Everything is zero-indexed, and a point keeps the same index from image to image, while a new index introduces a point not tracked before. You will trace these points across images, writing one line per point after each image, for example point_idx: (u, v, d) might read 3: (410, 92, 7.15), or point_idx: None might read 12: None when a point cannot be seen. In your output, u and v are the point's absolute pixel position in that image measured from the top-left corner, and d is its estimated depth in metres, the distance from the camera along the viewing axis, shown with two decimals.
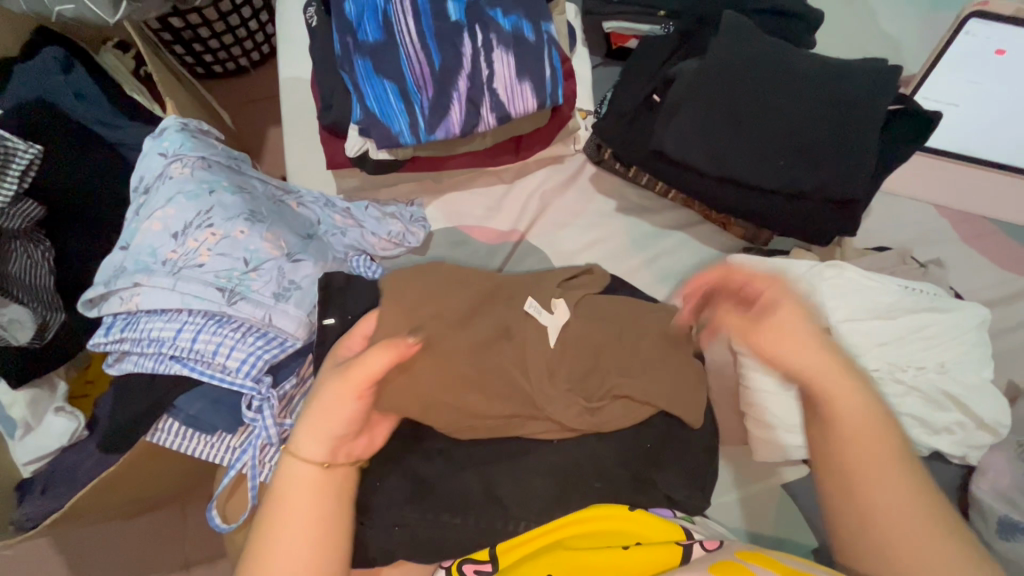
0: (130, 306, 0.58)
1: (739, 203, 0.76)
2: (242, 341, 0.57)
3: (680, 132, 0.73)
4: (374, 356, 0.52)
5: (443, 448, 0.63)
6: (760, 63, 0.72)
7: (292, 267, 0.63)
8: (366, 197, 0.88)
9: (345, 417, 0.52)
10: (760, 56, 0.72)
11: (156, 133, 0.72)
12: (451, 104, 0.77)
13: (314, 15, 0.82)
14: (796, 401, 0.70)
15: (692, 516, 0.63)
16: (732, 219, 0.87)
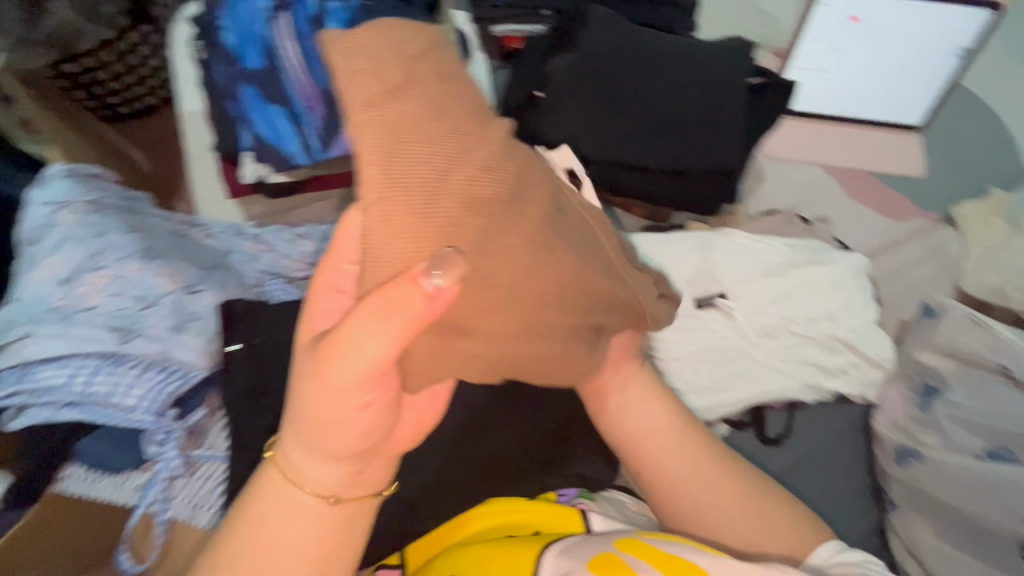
0: (18, 360, 0.57)
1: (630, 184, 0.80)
2: (139, 377, 0.57)
3: (564, 124, 0.76)
4: (367, 338, 0.39)
5: None
6: (627, 51, 0.77)
7: (190, 297, 0.65)
8: (276, 222, 0.88)
9: (348, 427, 0.43)
10: (627, 46, 0.77)
11: (40, 182, 0.72)
12: (343, 121, 0.78)
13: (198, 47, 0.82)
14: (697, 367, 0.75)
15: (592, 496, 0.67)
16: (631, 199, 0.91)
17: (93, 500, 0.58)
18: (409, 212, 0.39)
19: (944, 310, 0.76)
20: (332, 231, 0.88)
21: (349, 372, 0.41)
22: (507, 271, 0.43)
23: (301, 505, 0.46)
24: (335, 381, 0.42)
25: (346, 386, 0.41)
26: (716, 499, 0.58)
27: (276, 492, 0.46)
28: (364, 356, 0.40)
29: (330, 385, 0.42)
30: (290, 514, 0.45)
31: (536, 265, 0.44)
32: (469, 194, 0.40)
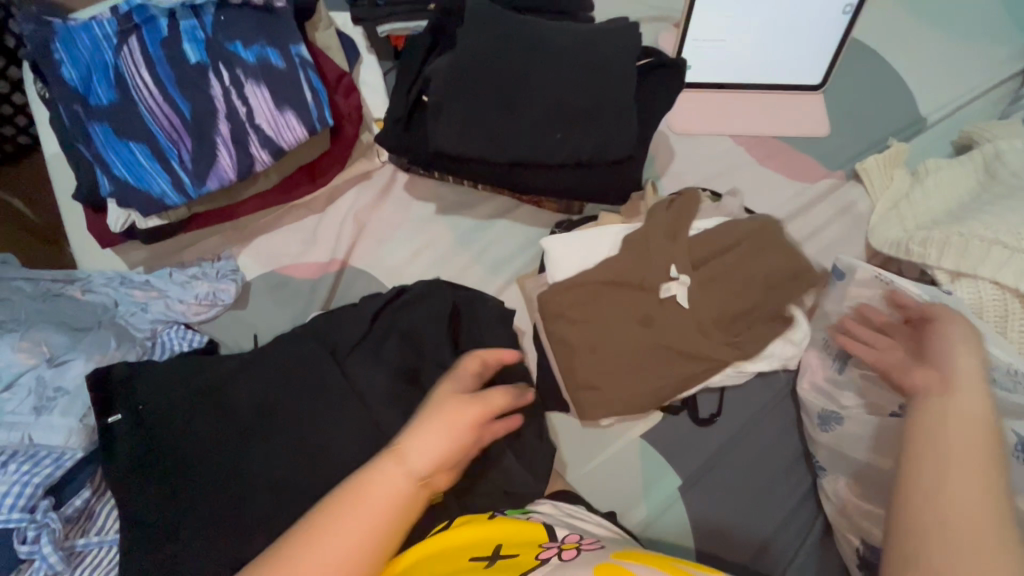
0: None
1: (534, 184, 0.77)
2: (1, 473, 0.54)
3: (452, 128, 0.72)
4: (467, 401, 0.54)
5: None
6: (509, 45, 0.73)
7: (55, 371, 0.61)
8: (168, 264, 0.82)
9: (435, 462, 0.50)
10: (508, 40, 0.73)
11: None
12: (216, 150, 0.72)
13: (41, 87, 0.74)
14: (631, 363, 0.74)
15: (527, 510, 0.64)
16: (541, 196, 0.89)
17: None
18: (584, 345, 0.74)
19: (852, 270, 0.78)
20: (232, 266, 0.82)
21: (474, 417, 0.54)
22: (629, 361, 0.74)
23: (379, 509, 0.47)
24: (454, 416, 0.53)
25: (445, 433, 0.51)
26: (981, 525, 0.42)
27: (389, 489, 0.48)
28: (464, 417, 0.53)
29: (444, 418, 0.52)
30: (372, 510, 0.47)
31: (642, 350, 0.74)
32: (606, 336, 0.75)
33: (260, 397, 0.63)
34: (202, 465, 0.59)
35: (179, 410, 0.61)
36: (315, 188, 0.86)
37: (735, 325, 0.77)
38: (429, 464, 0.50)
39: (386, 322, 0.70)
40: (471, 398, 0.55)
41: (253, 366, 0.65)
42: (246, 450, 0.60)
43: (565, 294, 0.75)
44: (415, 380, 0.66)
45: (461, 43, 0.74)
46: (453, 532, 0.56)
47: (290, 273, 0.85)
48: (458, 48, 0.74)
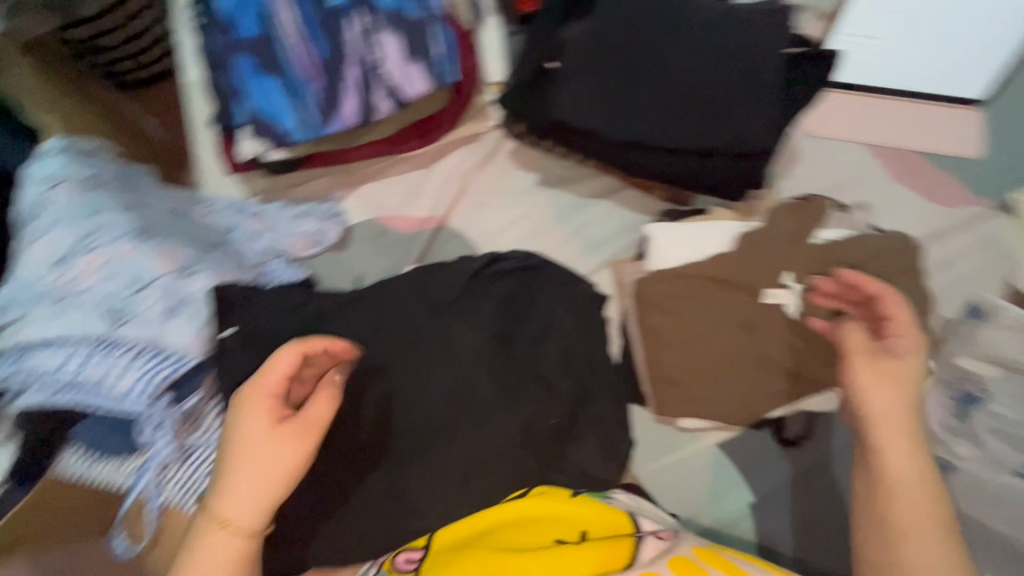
0: (16, 342, 0.57)
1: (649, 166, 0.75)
2: (130, 366, 0.57)
3: (577, 100, 0.71)
4: (272, 441, 0.49)
5: (351, 452, 0.61)
6: (648, 19, 0.70)
7: (184, 281, 0.64)
8: (280, 198, 0.86)
9: (281, 479, 0.49)
10: (650, 13, 0.70)
11: (37, 157, 0.70)
12: (344, 93, 0.74)
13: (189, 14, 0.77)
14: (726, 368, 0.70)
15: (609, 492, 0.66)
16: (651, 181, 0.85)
17: (93, 478, 0.59)
18: (676, 339, 0.72)
19: (992, 310, 0.71)
20: (337, 208, 0.86)
21: (307, 442, 0.50)
22: (717, 364, 0.71)
23: (224, 554, 0.48)
24: (258, 444, 0.49)
25: (291, 451, 0.50)
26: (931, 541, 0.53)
27: (223, 538, 0.48)
28: (276, 439, 0.50)
29: (263, 447, 0.49)
30: (221, 556, 0.48)
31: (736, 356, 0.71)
32: (700, 333, 0.71)
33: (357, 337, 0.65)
34: None
35: (286, 337, 0.64)
36: (424, 144, 0.87)
37: (843, 349, 0.71)
38: (260, 513, 0.49)
39: (482, 284, 0.70)
40: (288, 419, 0.51)
41: (354, 307, 0.67)
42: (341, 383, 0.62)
43: (668, 284, 0.72)
44: (506, 346, 0.66)
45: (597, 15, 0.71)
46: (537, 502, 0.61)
47: (391, 224, 0.87)
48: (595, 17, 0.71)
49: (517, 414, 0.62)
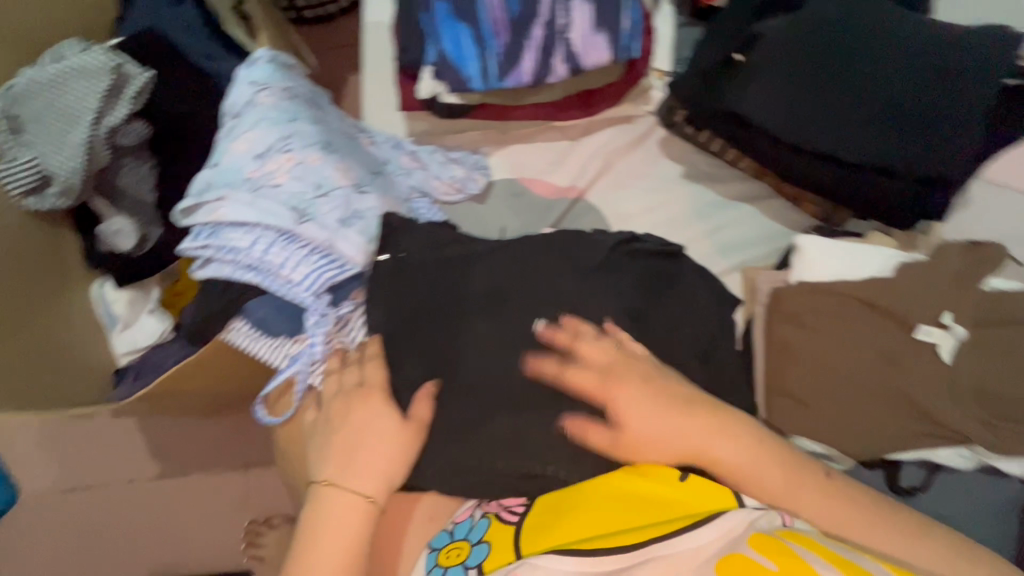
0: (214, 217, 0.64)
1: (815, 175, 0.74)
2: (308, 259, 0.63)
3: (759, 96, 0.71)
4: (371, 412, 0.61)
5: (477, 387, 0.64)
6: (851, 30, 0.69)
7: (358, 196, 0.69)
8: (434, 142, 0.90)
9: (388, 450, 0.60)
10: (855, 24, 0.69)
11: (247, 62, 0.77)
12: (525, 51, 0.76)
13: None
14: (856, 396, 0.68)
15: None
16: (805, 192, 0.83)
17: (254, 353, 0.65)
18: (809, 355, 0.70)
19: None
20: (484, 162, 0.89)
21: (415, 438, 0.62)
22: (848, 392, 0.68)
23: (354, 523, 0.58)
24: (384, 435, 0.61)
25: (405, 449, 0.61)
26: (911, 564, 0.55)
27: (352, 509, 0.58)
28: (393, 432, 0.61)
29: (384, 439, 0.61)
30: (347, 525, 0.58)
31: (872, 387, 0.68)
32: (837, 355, 0.69)
33: (500, 281, 0.67)
34: (443, 318, 0.66)
35: (436, 267, 0.67)
36: (581, 116, 0.89)
37: (990, 408, 0.66)
38: (380, 490, 0.60)
39: (625, 258, 0.70)
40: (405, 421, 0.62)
41: (501, 253, 0.69)
42: (479, 321, 0.65)
43: (810, 296, 0.71)
44: (640, 321, 0.66)
45: (797, 18, 0.71)
46: (638, 477, 0.58)
47: (531, 187, 0.89)
48: (793, 21, 0.71)
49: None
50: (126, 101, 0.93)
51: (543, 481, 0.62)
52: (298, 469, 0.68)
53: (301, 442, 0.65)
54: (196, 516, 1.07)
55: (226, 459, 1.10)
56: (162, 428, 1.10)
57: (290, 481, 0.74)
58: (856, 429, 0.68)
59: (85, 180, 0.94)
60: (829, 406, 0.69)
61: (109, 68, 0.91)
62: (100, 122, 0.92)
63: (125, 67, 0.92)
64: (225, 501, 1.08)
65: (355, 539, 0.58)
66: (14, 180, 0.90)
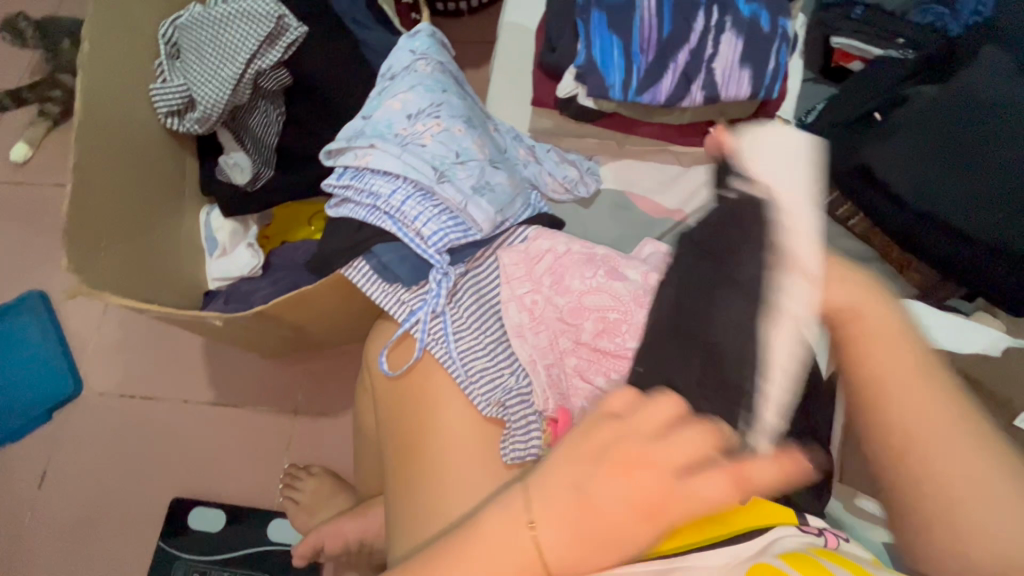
0: (361, 162, 0.69)
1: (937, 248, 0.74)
2: (438, 218, 0.66)
3: (893, 154, 0.73)
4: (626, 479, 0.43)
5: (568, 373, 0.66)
6: (1005, 109, 0.69)
7: (491, 171, 0.72)
8: (551, 142, 0.94)
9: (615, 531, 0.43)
10: (1008, 105, 0.69)
11: (410, 33, 0.82)
12: (666, 72, 0.80)
13: None
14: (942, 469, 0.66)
15: None
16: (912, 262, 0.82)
17: (371, 296, 0.69)
18: None
19: None
20: (596, 169, 0.92)
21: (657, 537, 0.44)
22: None
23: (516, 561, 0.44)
24: (615, 494, 0.43)
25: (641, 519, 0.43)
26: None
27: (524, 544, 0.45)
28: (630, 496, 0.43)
29: (617, 496, 0.43)
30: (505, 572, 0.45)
31: None
32: None
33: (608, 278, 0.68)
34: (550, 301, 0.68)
35: (552, 253, 0.70)
36: (700, 144, 0.91)
37: None
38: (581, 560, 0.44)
39: None
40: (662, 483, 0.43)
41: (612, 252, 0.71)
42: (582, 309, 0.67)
43: None
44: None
45: (949, 89, 0.72)
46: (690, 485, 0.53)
47: (637, 202, 0.91)
48: (947, 91, 0.72)
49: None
50: (278, 50, 0.99)
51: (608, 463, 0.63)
52: (380, 415, 0.71)
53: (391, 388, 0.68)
54: (239, 449, 1.10)
55: (276, 401, 1.12)
56: (227, 359, 1.15)
57: (362, 427, 0.76)
58: None
59: (224, 112, 1.01)
60: None
61: (273, 15, 0.96)
62: (252, 63, 0.98)
63: (286, 19, 0.98)
64: (268, 441, 1.10)
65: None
66: (164, 98, 0.98)
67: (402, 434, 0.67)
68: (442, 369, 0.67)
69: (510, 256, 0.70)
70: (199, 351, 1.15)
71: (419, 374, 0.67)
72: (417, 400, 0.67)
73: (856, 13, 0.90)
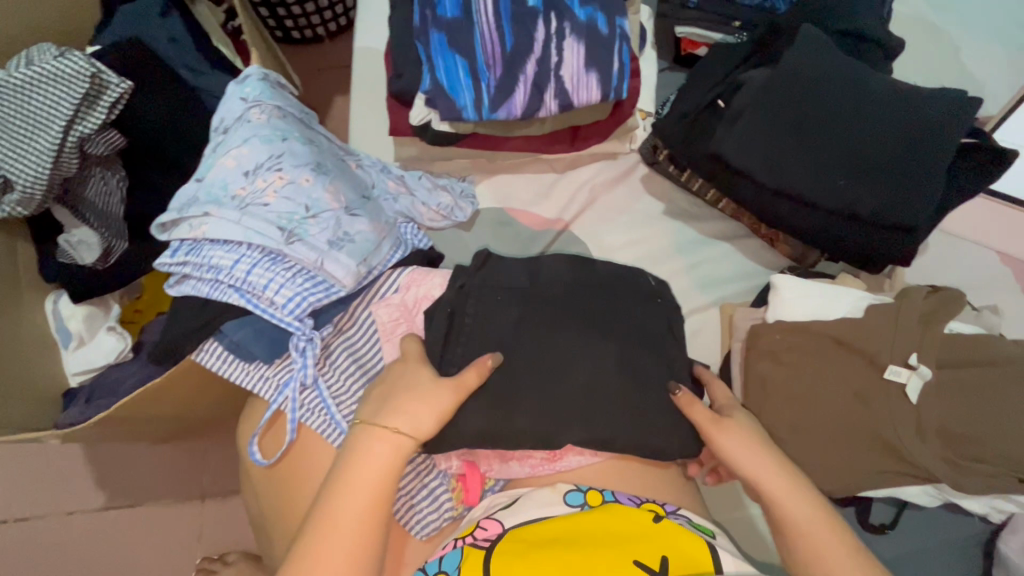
0: (197, 234, 0.61)
1: (805, 222, 0.77)
2: (291, 281, 0.61)
3: (743, 136, 0.74)
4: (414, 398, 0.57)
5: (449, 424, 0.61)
6: (830, 82, 0.73)
7: (349, 219, 0.67)
8: (421, 168, 0.91)
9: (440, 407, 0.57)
10: (829, 76, 0.73)
11: (239, 79, 0.75)
12: (516, 85, 0.78)
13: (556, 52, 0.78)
14: (829, 438, 0.70)
15: (713, 531, 0.61)
16: (780, 236, 0.86)
17: (227, 377, 0.63)
18: (783, 399, 0.71)
19: None
20: (471, 191, 0.90)
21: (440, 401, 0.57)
22: (821, 429, 0.70)
23: (388, 469, 0.54)
24: (426, 386, 0.58)
25: (450, 398, 0.58)
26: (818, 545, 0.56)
27: (389, 452, 0.55)
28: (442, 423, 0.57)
29: (423, 394, 0.57)
30: (382, 463, 0.54)
31: (843, 431, 0.70)
32: (811, 399, 0.71)
33: (446, 336, 0.64)
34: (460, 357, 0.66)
35: (428, 297, 0.69)
36: (569, 151, 0.88)
37: (951, 448, 0.69)
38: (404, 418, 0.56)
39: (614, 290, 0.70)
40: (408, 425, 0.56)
41: (484, 286, 0.67)
42: (460, 343, 0.64)
43: (789, 338, 0.73)
44: (628, 362, 0.64)
45: (776, 69, 0.75)
46: (608, 512, 0.59)
47: (517, 217, 0.90)
48: (781, 69, 0.74)
49: (628, 420, 0.62)
50: (99, 111, 0.88)
51: (522, 499, 0.63)
52: (264, 504, 0.64)
53: (269, 473, 0.62)
54: (141, 554, 0.99)
55: (174, 493, 1.01)
56: (108, 457, 1.03)
57: (254, 517, 0.70)
58: (825, 468, 0.70)
59: (48, 189, 0.88)
60: (806, 441, 0.70)
61: (86, 73, 0.86)
62: (71, 129, 0.86)
63: (102, 75, 0.87)
64: (175, 536, 1.00)
65: (387, 484, 0.54)
66: None
67: (290, 519, 0.61)
68: (325, 439, 0.62)
69: (383, 311, 0.66)
70: (73, 457, 1.02)
71: (297, 453, 0.62)
72: (300, 482, 0.61)
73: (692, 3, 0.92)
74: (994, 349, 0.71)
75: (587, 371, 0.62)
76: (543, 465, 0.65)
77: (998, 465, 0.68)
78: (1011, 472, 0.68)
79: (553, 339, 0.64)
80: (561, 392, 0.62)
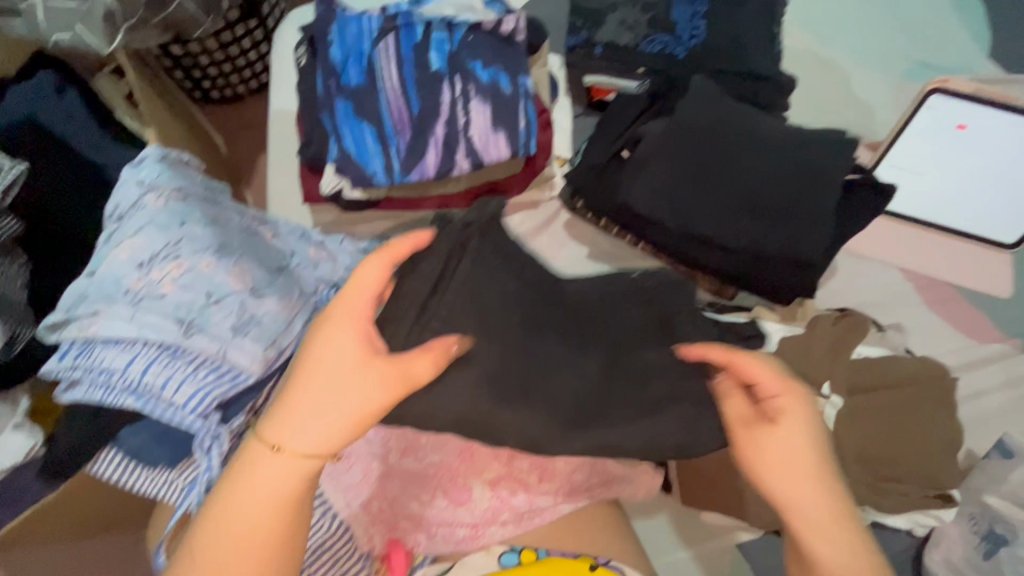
0: (87, 334, 0.58)
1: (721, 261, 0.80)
2: (191, 377, 0.58)
3: (647, 186, 0.77)
4: (330, 390, 0.49)
5: None
6: (724, 134, 0.77)
7: (255, 300, 0.65)
8: (342, 231, 0.90)
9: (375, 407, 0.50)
10: (719, 124, 0.77)
11: (135, 161, 0.73)
12: (427, 148, 0.79)
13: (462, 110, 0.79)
14: None
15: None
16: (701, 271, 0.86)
17: (129, 486, 0.60)
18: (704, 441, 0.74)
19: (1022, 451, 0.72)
20: None
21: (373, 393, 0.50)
22: None
23: (285, 481, 0.49)
24: (349, 372, 0.49)
25: (378, 389, 0.50)
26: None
27: (273, 468, 0.49)
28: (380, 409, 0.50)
29: (353, 378, 0.49)
30: (275, 488, 0.49)
31: None
32: None
33: (436, 283, 0.54)
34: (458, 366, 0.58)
35: None
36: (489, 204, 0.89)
37: (869, 471, 0.72)
38: (316, 426, 0.49)
39: None
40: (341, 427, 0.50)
41: (475, 260, 0.56)
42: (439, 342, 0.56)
43: None
44: (610, 373, 0.60)
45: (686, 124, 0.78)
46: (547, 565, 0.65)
47: None
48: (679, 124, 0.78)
49: (609, 431, 0.58)
50: None
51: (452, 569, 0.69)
52: None
53: None
54: None
55: None
56: None
57: None
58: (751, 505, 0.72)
59: None
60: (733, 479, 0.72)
61: None
62: None
63: None
64: None
65: (284, 500, 0.49)
66: None
67: None
68: None
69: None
70: None
71: None
72: None
73: (598, 51, 0.96)
74: (894, 368, 0.75)
75: (570, 385, 0.58)
76: (465, 542, 0.70)
77: (911, 481, 0.71)
78: (922, 485, 0.71)
79: (533, 349, 0.57)
80: (545, 401, 0.57)
